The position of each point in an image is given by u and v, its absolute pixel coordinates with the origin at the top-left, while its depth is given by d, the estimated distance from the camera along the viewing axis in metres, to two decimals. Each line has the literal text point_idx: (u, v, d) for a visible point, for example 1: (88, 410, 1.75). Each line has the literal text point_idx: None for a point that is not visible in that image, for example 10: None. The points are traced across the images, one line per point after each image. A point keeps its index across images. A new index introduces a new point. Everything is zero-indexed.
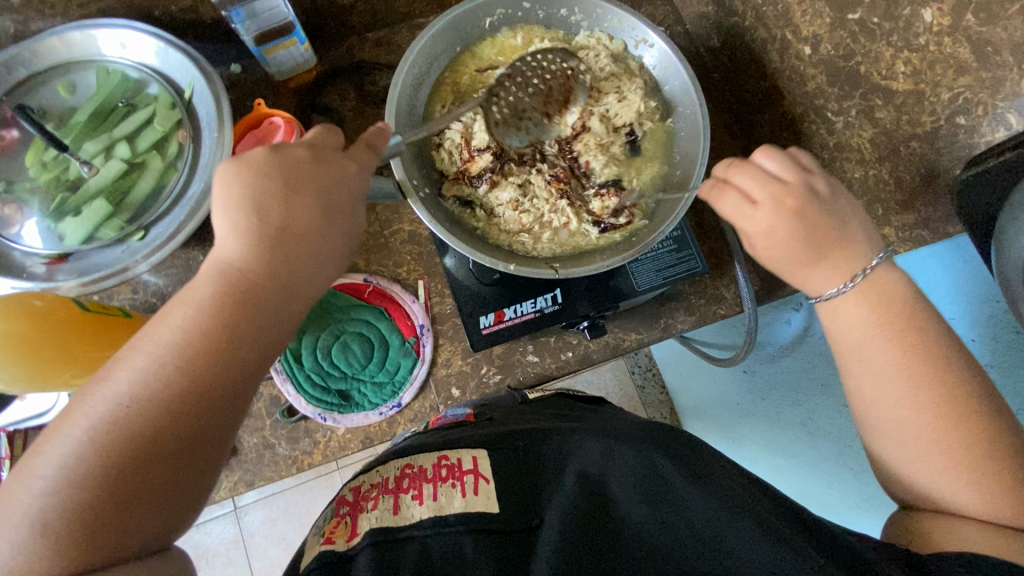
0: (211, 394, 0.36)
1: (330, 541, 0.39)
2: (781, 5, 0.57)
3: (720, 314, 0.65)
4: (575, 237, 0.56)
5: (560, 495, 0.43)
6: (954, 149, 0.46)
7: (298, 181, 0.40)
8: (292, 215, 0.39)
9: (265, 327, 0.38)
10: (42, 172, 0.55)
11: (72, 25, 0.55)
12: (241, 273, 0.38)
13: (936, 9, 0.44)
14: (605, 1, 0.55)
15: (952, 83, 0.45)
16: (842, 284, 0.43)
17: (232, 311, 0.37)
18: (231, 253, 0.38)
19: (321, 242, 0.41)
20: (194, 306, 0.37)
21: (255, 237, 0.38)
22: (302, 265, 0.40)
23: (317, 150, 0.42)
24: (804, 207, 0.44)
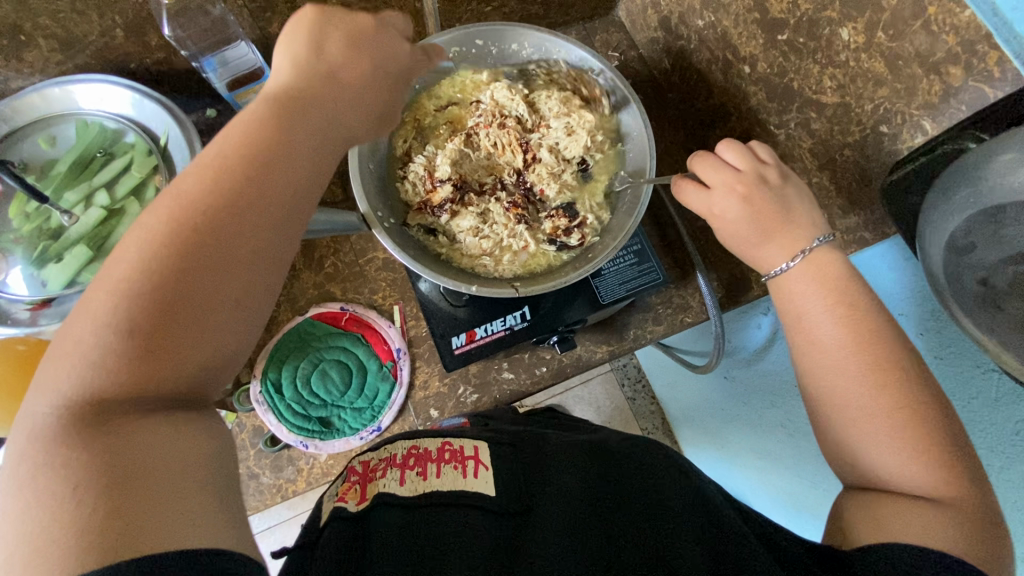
0: (267, 202, 0.36)
1: (343, 500, 0.41)
2: (719, 28, 0.61)
3: (687, 322, 0.67)
4: (535, 257, 0.59)
5: (554, 486, 0.44)
6: (881, 155, 0.49)
7: (358, 43, 0.42)
8: (346, 66, 0.42)
9: (257, 198, 0.36)
10: (25, 222, 0.57)
11: (51, 82, 0.58)
12: (284, 105, 0.38)
13: (852, 28, 0.47)
14: (551, 36, 0.59)
15: (873, 95, 0.48)
16: (784, 262, 0.49)
17: (283, 130, 0.37)
18: (289, 80, 0.40)
19: (362, 102, 0.43)
20: (246, 116, 0.37)
21: (306, 79, 0.40)
22: (338, 123, 0.41)
23: (380, 25, 0.45)
24: (752, 193, 0.49)
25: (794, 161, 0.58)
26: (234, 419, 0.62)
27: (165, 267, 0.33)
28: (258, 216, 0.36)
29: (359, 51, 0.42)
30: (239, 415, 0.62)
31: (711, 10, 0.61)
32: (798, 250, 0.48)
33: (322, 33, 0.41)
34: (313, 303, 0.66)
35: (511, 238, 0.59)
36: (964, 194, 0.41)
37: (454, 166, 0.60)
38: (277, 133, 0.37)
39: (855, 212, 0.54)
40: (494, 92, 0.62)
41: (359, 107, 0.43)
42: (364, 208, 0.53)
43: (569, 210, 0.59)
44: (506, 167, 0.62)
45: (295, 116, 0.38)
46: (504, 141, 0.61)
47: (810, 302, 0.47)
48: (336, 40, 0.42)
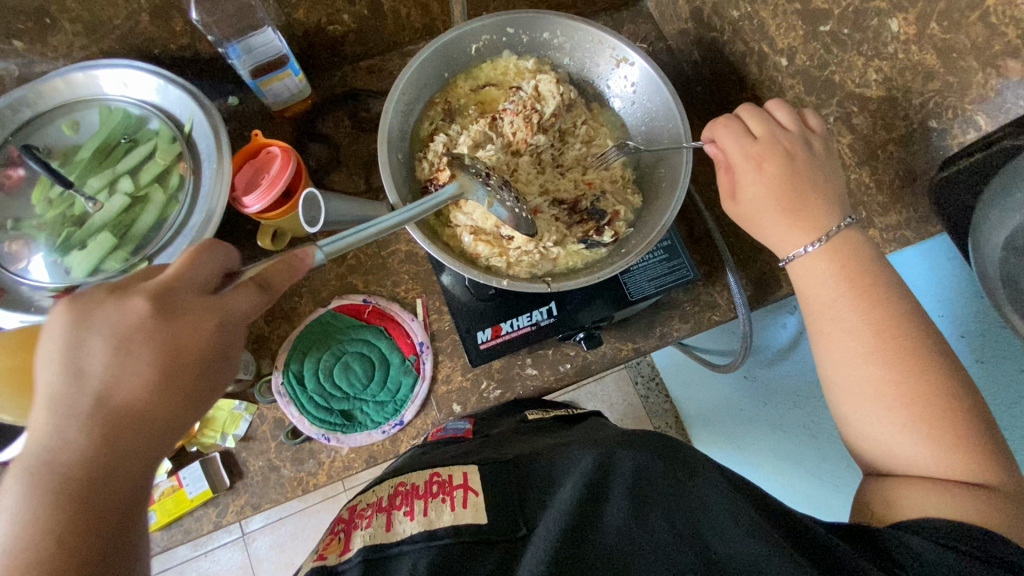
0: None
1: (323, 557, 0.42)
2: (756, 19, 0.59)
3: (715, 320, 0.66)
4: (564, 256, 0.57)
5: (553, 504, 0.43)
6: (930, 151, 0.48)
7: (130, 338, 0.32)
8: (123, 377, 0.32)
9: (122, 443, 0.31)
10: (48, 208, 0.57)
11: (76, 66, 0.57)
12: (52, 484, 0.29)
13: (902, 19, 0.46)
14: (585, 24, 0.58)
15: (923, 88, 0.46)
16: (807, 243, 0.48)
17: (51, 516, 0.28)
18: (59, 425, 0.30)
19: (164, 408, 0.33)
20: (0, 521, 0.28)
21: (71, 422, 0.30)
22: (132, 454, 0.31)
23: (161, 300, 0.33)
24: (797, 147, 0.49)
25: None
26: (254, 410, 0.62)
27: None
28: (123, 464, 0.31)
29: (136, 344, 0.32)
30: (260, 407, 0.62)
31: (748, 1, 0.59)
32: (819, 233, 0.47)
33: (84, 347, 0.32)
34: (335, 295, 0.65)
35: (517, 247, 0.56)
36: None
37: (475, 152, 0.58)
38: (51, 542, 0.28)
39: (897, 209, 0.52)
40: (537, 82, 0.60)
41: (165, 410, 0.33)
42: (393, 199, 0.52)
43: (596, 210, 0.58)
44: (523, 166, 0.60)
45: (97, 420, 0.31)
46: (528, 137, 0.59)
47: (840, 306, 0.45)
48: (101, 352, 0.31)
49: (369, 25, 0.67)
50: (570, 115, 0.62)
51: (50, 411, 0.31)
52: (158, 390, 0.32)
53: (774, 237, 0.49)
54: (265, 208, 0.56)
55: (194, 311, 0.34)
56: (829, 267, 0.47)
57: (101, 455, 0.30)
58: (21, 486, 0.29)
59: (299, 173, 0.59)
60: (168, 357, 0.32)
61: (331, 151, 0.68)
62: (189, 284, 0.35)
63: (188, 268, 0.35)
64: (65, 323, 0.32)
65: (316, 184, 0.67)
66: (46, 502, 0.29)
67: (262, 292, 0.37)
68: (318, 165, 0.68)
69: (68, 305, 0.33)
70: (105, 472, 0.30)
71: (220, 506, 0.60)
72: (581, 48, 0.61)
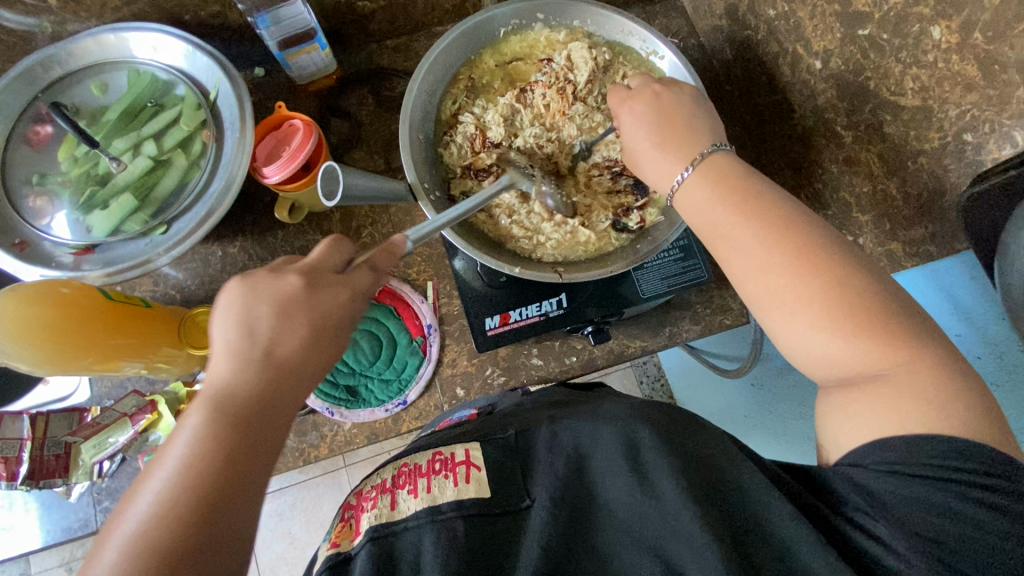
0: (215, 520, 0.31)
1: (336, 544, 0.42)
2: (793, 19, 0.58)
3: (725, 324, 0.65)
4: (596, 238, 0.57)
5: (544, 474, 0.44)
6: (961, 166, 0.46)
7: (290, 305, 0.36)
8: (283, 337, 0.35)
9: (281, 391, 0.35)
10: (73, 166, 0.57)
11: (107, 27, 0.58)
12: (230, 421, 0.33)
13: (944, 27, 0.44)
14: (616, 14, 0.57)
15: (960, 100, 0.45)
16: (682, 171, 0.46)
17: (205, 473, 0.31)
18: (226, 384, 0.34)
19: (312, 363, 0.37)
20: (174, 465, 0.31)
21: (246, 368, 0.34)
22: (283, 407, 0.35)
23: (313, 277, 0.37)
24: (662, 90, 0.49)
25: (857, 167, 0.54)
26: None
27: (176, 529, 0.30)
28: (282, 410, 0.35)
29: (297, 312, 0.36)
30: None
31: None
32: (690, 160, 0.46)
33: (254, 316, 0.35)
34: None
35: (557, 228, 0.56)
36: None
37: (507, 128, 0.58)
38: (221, 463, 0.32)
39: (922, 224, 0.51)
40: (571, 51, 0.58)
41: (311, 365, 0.37)
42: (410, 178, 0.52)
43: (637, 186, 0.57)
44: (554, 135, 0.58)
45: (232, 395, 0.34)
46: (564, 109, 0.58)
47: (771, 277, 0.40)
48: (258, 327, 0.35)
49: (398, 3, 0.66)
50: (608, 78, 0.59)
51: (229, 340, 0.35)
52: (306, 346, 0.36)
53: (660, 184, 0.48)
54: (284, 179, 0.56)
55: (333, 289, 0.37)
56: (710, 193, 0.44)
57: (271, 399, 0.35)
58: (193, 433, 0.32)
59: (320, 148, 0.59)
60: (319, 324, 0.36)
61: (353, 129, 0.68)
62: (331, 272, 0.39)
63: (326, 252, 0.39)
64: (239, 290, 0.36)
65: (336, 159, 0.67)
66: (224, 428, 0.33)
67: (315, 287, 0.37)
68: (338, 142, 0.68)
69: (249, 280, 0.36)
70: (267, 410, 0.35)
71: None
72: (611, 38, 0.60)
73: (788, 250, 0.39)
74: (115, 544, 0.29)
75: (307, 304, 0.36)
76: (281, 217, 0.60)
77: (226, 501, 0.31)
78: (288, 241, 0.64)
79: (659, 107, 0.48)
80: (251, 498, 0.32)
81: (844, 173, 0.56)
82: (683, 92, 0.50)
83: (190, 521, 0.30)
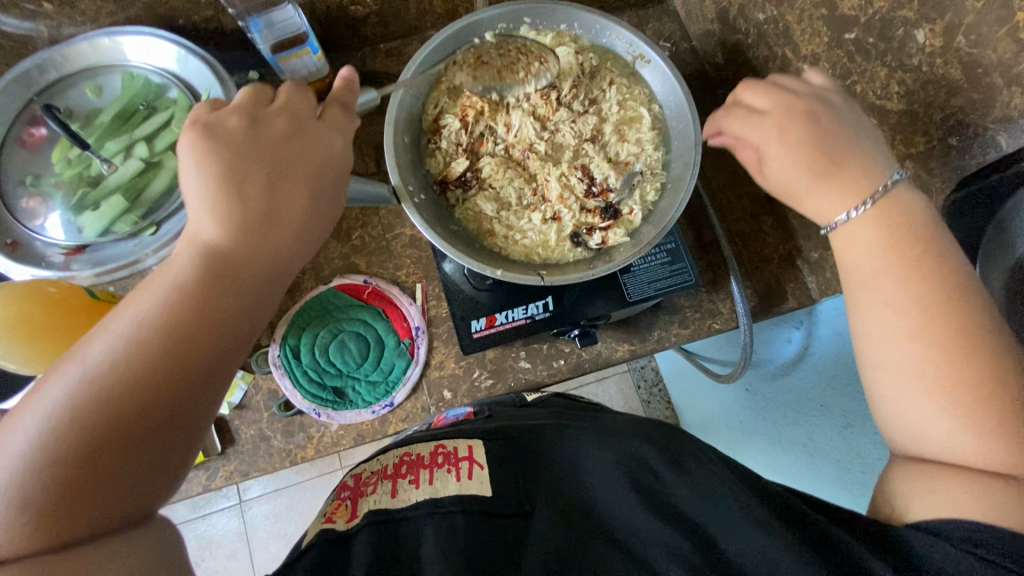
0: (194, 348, 0.36)
1: (331, 520, 0.41)
2: (781, 23, 0.58)
3: (714, 328, 0.65)
4: (556, 248, 0.57)
5: (550, 489, 0.45)
6: (946, 170, 0.45)
7: (281, 167, 0.41)
8: (276, 197, 0.40)
9: (268, 244, 0.40)
10: (67, 167, 0.58)
11: (102, 32, 0.59)
12: (214, 266, 0.38)
13: (928, 31, 0.44)
14: (604, 18, 0.56)
15: (945, 103, 0.44)
16: (851, 210, 0.43)
17: (186, 304, 0.36)
18: (209, 211, 0.39)
19: (297, 225, 0.42)
20: (150, 293, 0.37)
21: (237, 214, 0.39)
22: (269, 255, 0.40)
23: (299, 125, 0.44)
24: (815, 112, 0.45)
25: None
26: (250, 380, 0.62)
27: (149, 348, 0.35)
28: (269, 267, 0.40)
29: (283, 172, 0.41)
30: (256, 377, 0.63)
31: (775, 4, 0.58)
32: (866, 195, 0.43)
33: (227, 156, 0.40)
34: (338, 273, 0.66)
35: (536, 228, 0.57)
36: None
37: (489, 126, 0.59)
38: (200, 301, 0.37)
39: None
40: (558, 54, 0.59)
41: (295, 223, 0.41)
42: (395, 181, 0.52)
43: (608, 209, 0.57)
44: (544, 139, 0.60)
45: (216, 232, 0.39)
46: (549, 116, 0.60)
47: None
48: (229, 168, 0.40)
49: (391, 8, 0.67)
50: (594, 83, 0.60)
51: (225, 164, 0.40)
52: (304, 209, 0.42)
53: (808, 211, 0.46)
54: None
55: (310, 140, 0.43)
56: (875, 236, 0.42)
57: (257, 249, 0.39)
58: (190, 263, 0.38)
59: None
60: (308, 184, 0.42)
61: None
62: (326, 135, 0.45)
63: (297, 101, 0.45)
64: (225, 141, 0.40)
65: None
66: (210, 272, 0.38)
67: (302, 132, 0.44)
68: None
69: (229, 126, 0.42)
70: (250, 261, 0.39)
71: (210, 470, 0.61)
72: (596, 44, 0.60)
73: None
74: (94, 355, 0.35)
75: (293, 143, 0.43)
76: None
77: (210, 333, 0.37)
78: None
79: (815, 133, 0.44)
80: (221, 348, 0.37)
81: None
82: (836, 109, 0.45)
83: (167, 350, 0.35)
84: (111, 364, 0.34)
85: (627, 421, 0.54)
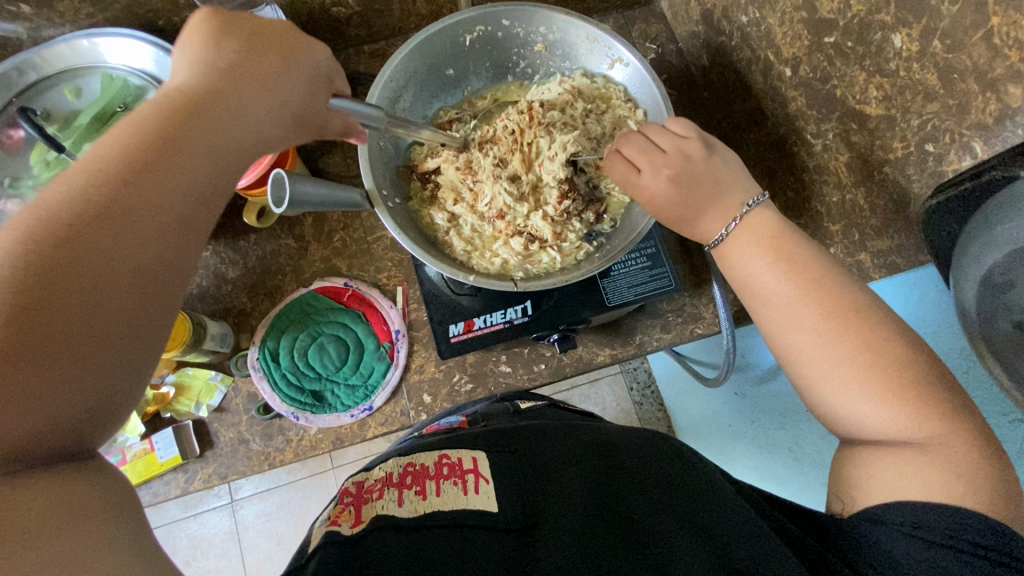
0: (168, 184, 0.33)
1: (335, 524, 0.36)
2: (763, 26, 0.57)
3: (697, 333, 0.64)
4: (530, 253, 0.57)
5: (562, 493, 0.40)
6: (925, 176, 0.45)
7: (257, 38, 0.40)
8: (250, 59, 0.39)
9: (242, 100, 0.38)
10: (44, 169, 0.58)
11: (81, 33, 0.59)
12: (186, 109, 0.35)
13: (905, 35, 0.43)
14: (580, 21, 0.56)
15: (921, 109, 0.44)
16: (726, 224, 0.45)
17: (161, 140, 0.34)
18: (186, 83, 0.37)
19: (275, 94, 0.40)
20: (111, 140, 0.33)
21: (210, 77, 0.37)
22: (244, 112, 0.38)
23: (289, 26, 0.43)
24: (679, 176, 0.45)
25: (827, 175, 0.54)
26: (229, 382, 0.63)
27: (115, 181, 0.31)
28: (242, 130, 0.38)
29: (260, 44, 0.40)
30: (235, 379, 0.63)
31: (757, 6, 0.57)
32: (735, 212, 0.44)
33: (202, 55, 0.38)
34: (318, 276, 0.66)
35: (511, 232, 0.57)
36: (1007, 228, 0.40)
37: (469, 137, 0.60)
38: (175, 139, 0.34)
39: (889, 234, 0.50)
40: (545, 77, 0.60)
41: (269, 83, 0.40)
42: (369, 184, 0.51)
43: (582, 210, 0.57)
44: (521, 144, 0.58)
45: (194, 102, 0.36)
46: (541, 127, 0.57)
47: (811, 330, 0.40)
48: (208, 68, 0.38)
49: (373, 10, 0.67)
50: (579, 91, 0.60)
51: (200, 39, 0.38)
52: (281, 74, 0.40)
53: (690, 234, 0.47)
54: (250, 184, 0.58)
55: (296, 38, 0.42)
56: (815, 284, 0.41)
57: (230, 105, 0.37)
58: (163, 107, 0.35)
59: (288, 153, 0.61)
60: (280, 49, 0.41)
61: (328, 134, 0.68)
62: (314, 56, 0.43)
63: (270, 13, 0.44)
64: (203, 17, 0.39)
65: (312, 163, 0.68)
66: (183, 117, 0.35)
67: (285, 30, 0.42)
68: (314, 147, 0.68)
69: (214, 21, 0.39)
70: (225, 113, 0.37)
71: (189, 473, 0.61)
72: (575, 45, 0.59)
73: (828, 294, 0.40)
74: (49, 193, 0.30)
75: (274, 33, 0.41)
76: (250, 220, 0.63)
77: (183, 174, 0.34)
78: (259, 247, 0.66)
79: (685, 179, 0.45)
80: (195, 196, 0.34)
81: (817, 181, 0.55)
82: (711, 149, 0.46)
83: (134, 180, 0.32)
84: (72, 199, 0.30)
85: (626, 432, 0.50)
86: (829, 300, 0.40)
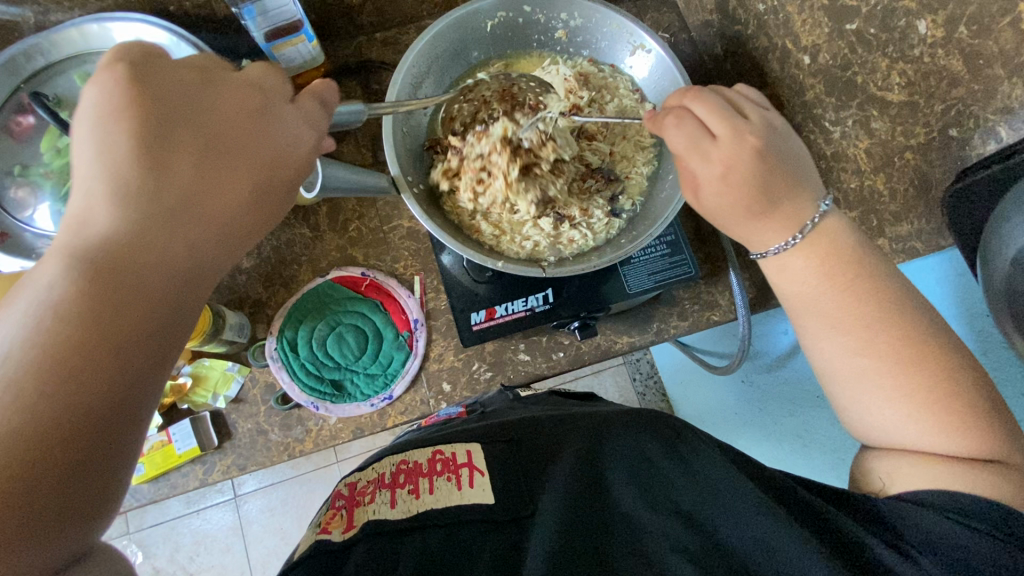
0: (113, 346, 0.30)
1: (326, 532, 0.36)
2: (781, 13, 0.55)
3: (713, 320, 0.65)
4: (556, 237, 0.57)
5: (557, 482, 0.39)
6: (948, 161, 0.48)
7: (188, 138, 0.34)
8: (185, 167, 0.34)
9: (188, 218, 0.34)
10: (56, 157, 0.57)
11: (90, 17, 0.57)
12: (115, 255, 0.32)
13: (931, 22, 0.44)
14: (603, 7, 0.56)
15: (946, 95, 0.45)
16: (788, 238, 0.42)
17: (96, 300, 0.30)
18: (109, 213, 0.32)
19: (225, 204, 0.36)
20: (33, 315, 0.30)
21: (136, 201, 0.32)
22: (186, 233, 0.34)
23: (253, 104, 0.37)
24: (765, 148, 0.41)
25: (845, 162, 0.52)
26: (246, 373, 0.62)
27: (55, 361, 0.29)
28: (192, 251, 0.34)
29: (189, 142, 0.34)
30: (252, 369, 0.63)
31: None
32: (795, 230, 0.42)
33: (119, 144, 0.33)
34: (335, 266, 0.66)
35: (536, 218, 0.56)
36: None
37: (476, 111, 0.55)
38: (112, 293, 0.31)
39: (909, 219, 0.51)
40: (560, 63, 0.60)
41: (208, 189, 0.35)
42: (393, 170, 0.51)
43: (604, 193, 0.58)
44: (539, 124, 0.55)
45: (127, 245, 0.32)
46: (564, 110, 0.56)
47: (841, 313, 0.40)
48: (124, 157, 0.33)
49: None
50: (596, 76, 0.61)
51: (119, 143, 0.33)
52: (224, 180, 0.36)
53: (744, 238, 0.43)
54: None
55: (259, 126, 0.37)
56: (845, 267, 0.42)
57: (175, 227, 0.33)
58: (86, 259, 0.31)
59: None
60: (211, 139, 0.35)
61: None
62: (281, 142, 0.38)
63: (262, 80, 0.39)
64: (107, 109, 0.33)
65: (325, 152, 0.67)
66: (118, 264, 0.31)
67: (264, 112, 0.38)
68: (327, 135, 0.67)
69: (135, 126, 0.33)
70: (169, 245, 0.33)
71: (208, 464, 0.61)
72: (597, 31, 0.59)
73: (859, 277, 0.40)
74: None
75: (217, 121, 0.36)
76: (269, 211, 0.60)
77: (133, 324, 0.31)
78: (273, 235, 0.65)
79: (763, 163, 0.41)
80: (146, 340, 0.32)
81: (834, 168, 0.55)
82: (779, 135, 0.43)
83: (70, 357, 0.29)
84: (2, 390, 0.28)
85: (619, 410, 0.49)
86: (861, 284, 0.40)
